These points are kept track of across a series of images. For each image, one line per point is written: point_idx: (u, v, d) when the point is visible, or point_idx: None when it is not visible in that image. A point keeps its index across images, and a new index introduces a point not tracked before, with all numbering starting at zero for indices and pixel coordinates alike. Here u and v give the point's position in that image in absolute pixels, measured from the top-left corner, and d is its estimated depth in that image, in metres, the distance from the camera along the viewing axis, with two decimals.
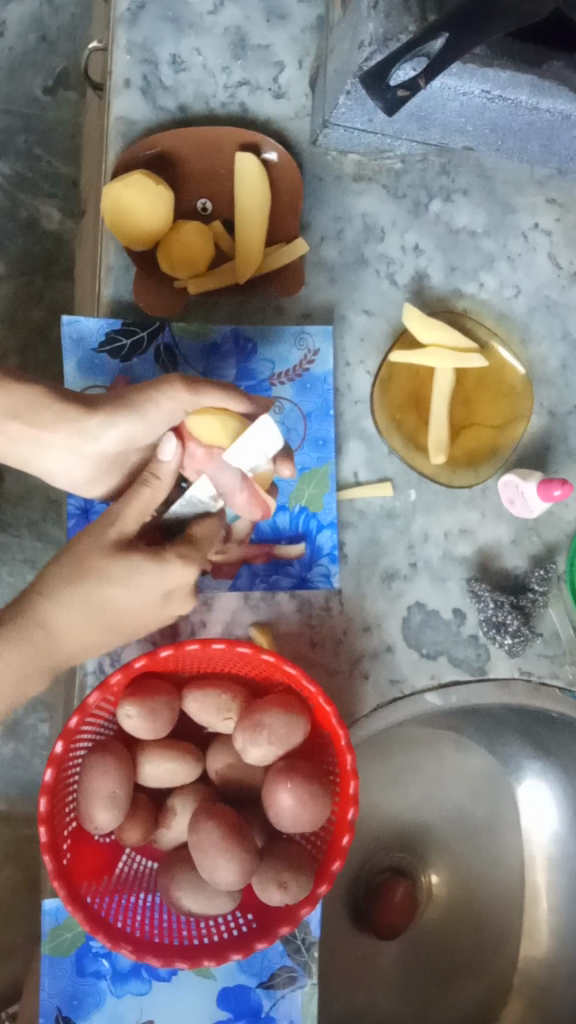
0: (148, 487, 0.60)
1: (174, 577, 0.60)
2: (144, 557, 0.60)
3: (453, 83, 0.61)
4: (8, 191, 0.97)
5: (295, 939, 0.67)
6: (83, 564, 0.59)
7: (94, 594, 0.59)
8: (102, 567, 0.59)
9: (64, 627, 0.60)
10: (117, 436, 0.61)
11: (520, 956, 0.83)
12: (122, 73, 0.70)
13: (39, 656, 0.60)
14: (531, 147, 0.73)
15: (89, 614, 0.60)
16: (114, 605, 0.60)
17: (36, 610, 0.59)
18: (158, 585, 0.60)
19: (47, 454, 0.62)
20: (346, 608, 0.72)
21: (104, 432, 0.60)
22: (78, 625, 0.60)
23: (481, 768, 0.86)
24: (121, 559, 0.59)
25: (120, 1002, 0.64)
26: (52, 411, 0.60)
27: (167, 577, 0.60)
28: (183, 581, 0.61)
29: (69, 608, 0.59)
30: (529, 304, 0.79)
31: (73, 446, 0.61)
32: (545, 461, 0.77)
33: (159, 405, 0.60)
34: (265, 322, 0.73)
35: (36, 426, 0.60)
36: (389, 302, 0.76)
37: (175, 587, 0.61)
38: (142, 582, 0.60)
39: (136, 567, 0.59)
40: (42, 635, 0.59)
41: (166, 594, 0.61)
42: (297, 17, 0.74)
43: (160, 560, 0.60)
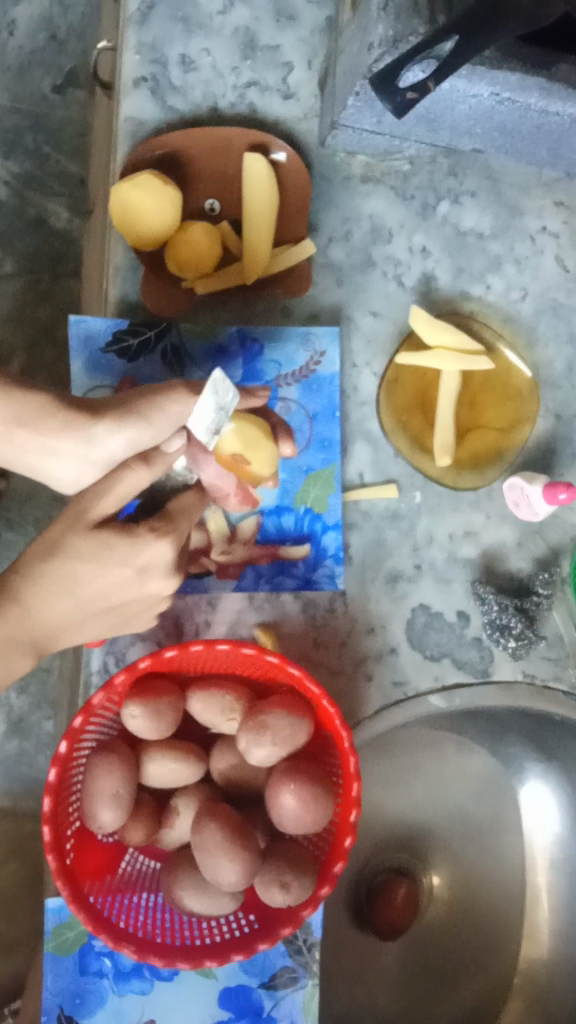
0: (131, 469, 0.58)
1: (145, 551, 0.58)
2: (116, 533, 0.58)
3: (463, 85, 0.61)
4: (16, 189, 0.97)
5: (296, 939, 0.68)
6: (56, 545, 0.58)
7: (68, 571, 0.58)
8: (74, 546, 0.58)
9: (40, 604, 0.58)
10: (124, 444, 0.60)
11: (521, 957, 0.83)
12: (132, 73, 0.70)
13: (13, 632, 0.58)
14: (539, 149, 0.73)
15: (64, 590, 0.58)
16: (89, 581, 0.58)
17: (11, 586, 0.58)
18: (131, 561, 0.58)
19: (55, 462, 0.61)
20: (350, 609, 0.72)
21: (111, 438, 0.60)
22: (53, 601, 0.59)
23: (483, 769, 0.86)
24: (94, 538, 0.58)
25: (122, 1001, 0.65)
26: (58, 415, 0.59)
27: (140, 553, 0.58)
28: (158, 557, 0.59)
29: (45, 585, 0.58)
30: (536, 306, 0.78)
31: (81, 452, 0.60)
32: (551, 464, 0.77)
33: (165, 409, 0.60)
34: (271, 323, 0.73)
35: (41, 431, 0.59)
36: (396, 304, 0.76)
37: (151, 563, 0.59)
38: (115, 561, 0.58)
39: (108, 544, 0.58)
40: (16, 611, 0.58)
41: (141, 571, 0.59)
42: (306, 18, 0.74)
43: (131, 535, 0.58)
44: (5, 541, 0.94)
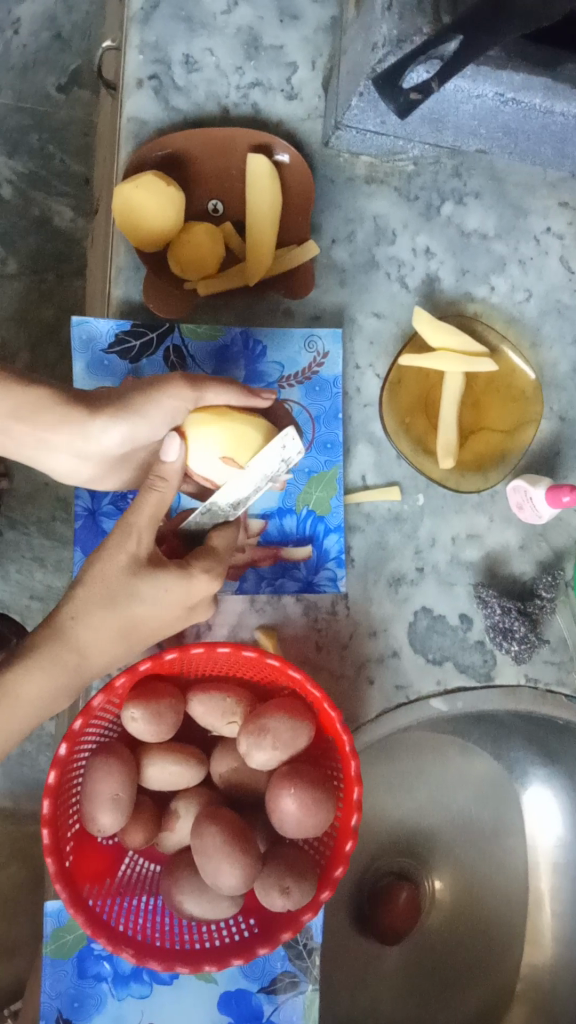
0: (155, 488, 0.58)
1: (196, 589, 0.60)
2: (171, 572, 0.59)
3: (466, 86, 0.60)
4: (20, 188, 0.97)
5: (297, 944, 0.67)
6: (111, 587, 0.58)
7: (123, 612, 0.58)
8: (133, 589, 0.58)
9: (93, 647, 0.59)
10: (120, 436, 0.60)
11: (524, 961, 0.83)
12: (135, 73, 0.70)
13: (68, 676, 0.58)
14: (544, 149, 0.72)
15: (117, 630, 0.59)
16: (141, 620, 0.59)
17: (66, 630, 0.58)
18: (183, 599, 0.60)
19: (52, 453, 0.61)
20: (352, 612, 0.72)
21: (107, 432, 0.60)
22: (108, 642, 0.59)
23: (486, 773, 0.86)
24: (147, 576, 0.58)
25: (121, 1004, 0.64)
26: (55, 414, 0.58)
27: (191, 590, 0.60)
28: (205, 594, 0.61)
29: (100, 627, 0.58)
30: (540, 307, 0.78)
31: (76, 445, 0.60)
32: (554, 465, 0.76)
33: (160, 404, 0.59)
34: (274, 324, 0.73)
35: (38, 426, 0.58)
36: (400, 305, 0.75)
37: (199, 599, 0.61)
38: (170, 598, 0.59)
39: (163, 583, 0.58)
40: (73, 655, 0.58)
41: (190, 606, 0.61)
42: (310, 18, 0.73)
43: (186, 574, 0.59)
44: (7, 541, 0.94)
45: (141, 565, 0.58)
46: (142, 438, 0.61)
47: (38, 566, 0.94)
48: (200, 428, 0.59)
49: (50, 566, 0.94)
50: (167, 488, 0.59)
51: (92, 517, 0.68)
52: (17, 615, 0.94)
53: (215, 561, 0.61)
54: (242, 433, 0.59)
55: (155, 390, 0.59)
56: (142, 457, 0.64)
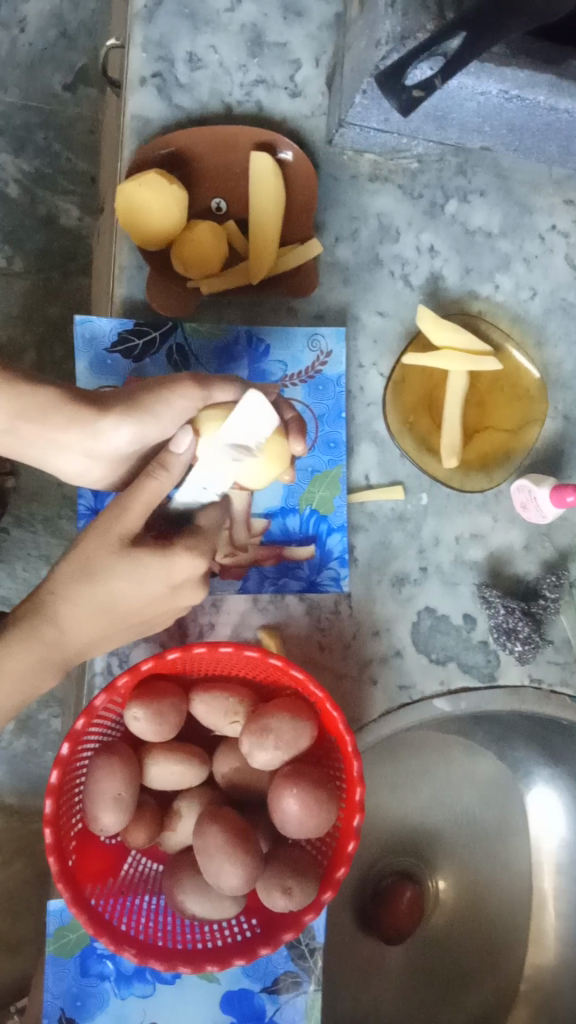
0: (158, 480, 0.57)
1: (178, 569, 0.59)
2: (153, 554, 0.58)
3: (470, 83, 0.60)
4: (26, 187, 0.97)
5: (299, 944, 0.67)
6: (90, 567, 0.58)
7: (102, 592, 0.58)
8: (110, 568, 0.58)
9: (73, 624, 0.59)
10: (129, 436, 0.60)
11: (528, 961, 0.82)
12: (138, 71, 0.70)
13: (49, 652, 0.59)
14: (549, 147, 0.72)
15: (97, 609, 0.59)
16: (122, 600, 0.59)
17: (45, 605, 0.59)
18: (164, 579, 0.59)
19: (58, 453, 0.61)
20: (355, 612, 0.71)
21: (116, 432, 0.60)
22: (87, 620, 0.59)
23: (489, 773, 0.86)
24: (128, 556, 0.58)
25: (124, 1003, 0.64)
26: (63, 413, 0.58)
27: (173, 569, 0.59)
28: (190, 574, 0.60)
29: (80, 606, 0.59)
30: (545, 306, 0.77)
31: (87, 446, 0.60)
32: (559, 465, 0.76)
33: (171, 404, 0.59)
34: (277, 323, 0.73)
35: (48, 427, 0.59)
36: (404, 303, 0.75)
37: (184, 580, 0.60)
38: (149, 578, 0.59)
39: (142, 561, 0.58)
40: (52, 632, 0.59)
41: (174, 587, 0.60)
42: (314, 15, 0.73)
43: (167, 556, 0.59)
44: (13, 539, 0.94)
45: (124, 547, 0.58)
46: (151, 438, 0.61)
47: (44, 564, 0.94)
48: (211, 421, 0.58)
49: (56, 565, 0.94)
50: (166, 479, 0.57)
51: (95, 516, 0.68)
52: None
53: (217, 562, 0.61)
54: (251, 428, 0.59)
55: (163, 388, 0.59)
56: (148, 457, 0.64)
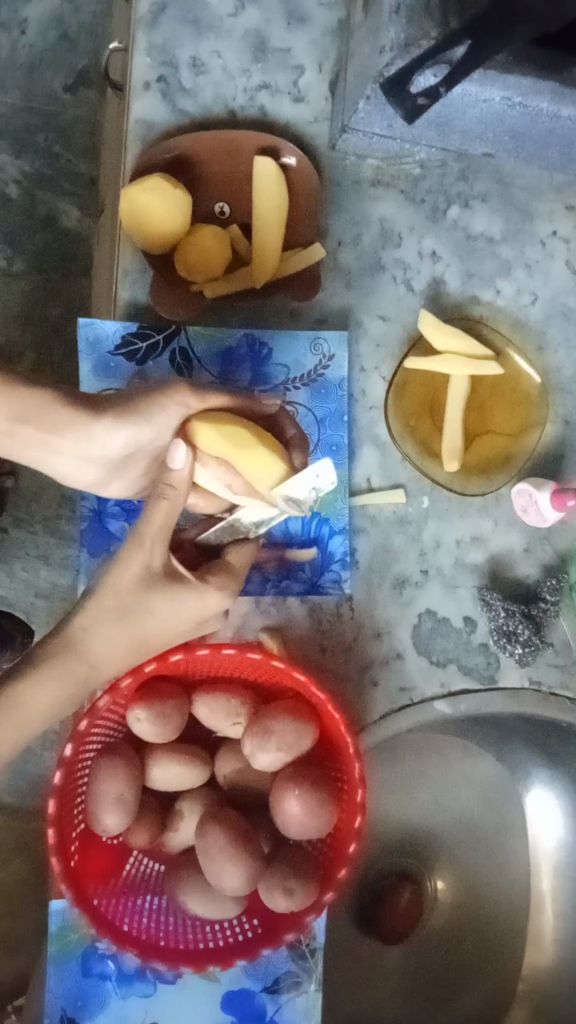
0: (166, 496, 0.58)
1: (206, 604, 0.60)
2: (184, 585, 0.60)
3: (474, 90, 0.61)
4: (27, 189, 0.97)
5: (300, 945, 0.67)
6: (125, 601, 0.59)
7: (135, 627, 0.59)
8: (145, 603, 0.59)
9: (104, 658, 0.60)
10: (125, 439, 0.60)
11: (526, 963, 0.83)
12: (142, 75, 0.70)
13: (76, 685, 0.60)
14: (551, 153, 0.72)
15: (127, 644, 0.60)
16: (153, 634, 0.60)
17: (76, 642, 0.59)
18: (195, 615, 0.60)
19: (59, 457, 0.61)
20: (356, 614, 0.72)
21: (112, 435, 0.59)
22: (117, 654, 0.60)
23: (491, 777, 0.85)
24: (160, 590, 0.59)
25: (125, 1003, 0.65)
26: (61, 415, 0.57)
27: (202, 606, 0.60)
28: (219, 610, 0.61)
29: (108, 640, 0.60)
30: (546, 311, 0.78)
31: (80, 448, 0.60)
32: (559, 469, 0.76)
33: (164, 409, 0.60)
34: (280, 327, 0.73)
35: (43, 429, 0.58)
36: (406, 308, 0.76)
37: (210, 615, 0.61)
38: (181, 612, 0.60)
39: (176, 595, 0.59)
40: (83, 666, 0.60)
41: (201, 621, 0.61)
42: (317, 21, 0.74)
43: (197, 588, 0.60)
44: (12, 540, 0.94)
45: (154, 576, 0.59)
46: (146, 440, 0.61)
47: (43, 566, 0.94)
48: (204, 429, 0.59)
49: (54, 565, 0.95)
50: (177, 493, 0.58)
51: (97, 517, 0.69)
52: (23, 613, 0.94)
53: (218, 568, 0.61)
54: (242, 439, 0.59)
55: (167, 398, 0.60)
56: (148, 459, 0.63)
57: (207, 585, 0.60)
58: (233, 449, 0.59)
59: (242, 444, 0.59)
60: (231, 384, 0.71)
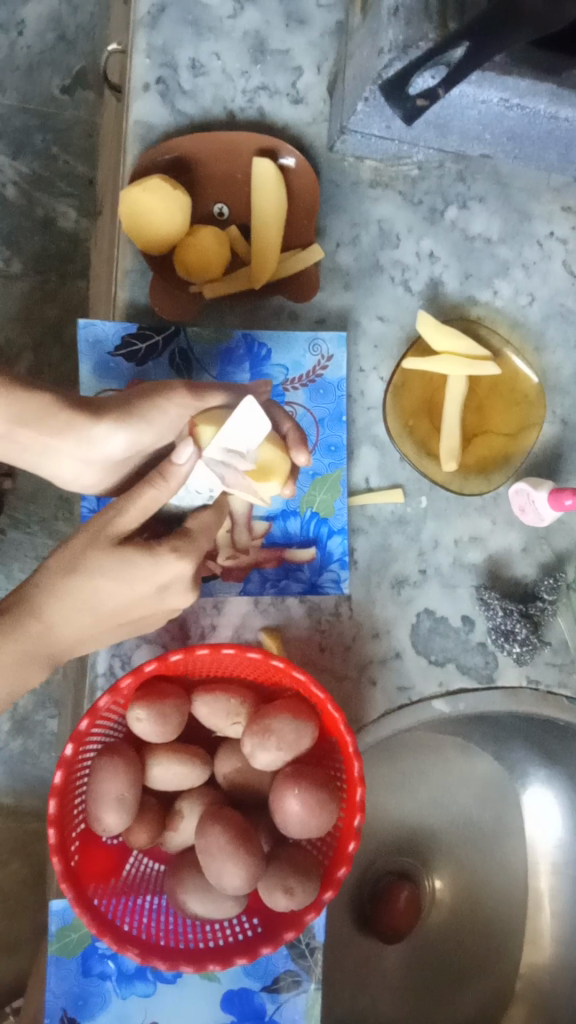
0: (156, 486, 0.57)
1: (165, 571, 0.58)
2: (136, 553, 0.57)
3: (472, 91, 0.61)
4: (25, 189, 0.97)
5: (299, 944, 0.68)
6: (77, 562, 0.58)
7: (87, 589, 0.58)
8: (95, 564, 0.57)
9: (60, 620, 0.59)
10: (125, 442, 0.60)
11: (523, 962, 0.83)
12: (141, 76, 0.70)
13: (33, 646, 0.59)
14: (548, 154, 0.72)
15: (81, 605, 0.58)
16: (106, 598, 0.58)
17: (30, 601, 0.58)
18: (152, 581, 0.58)
19: (57, 459, 0.61)
20: (355, 614, 0.72)
21: (111, 437, 0.59)
22: (72, 617, 0.59)
23: (486, 774, 0.86)
24: (116, 554, 0.57)
25: (125, 1003, 0.65)
26: (60, 420, 0.58)
27: (158, 571, 0.58)
28: (178, 577, 0.59)
29: (64, 605, 0.58)
30: (543, 311, 0.78)
31: (80, 451, 0.60)
32: (557, 469, 0.77)
33: (164, 410, 0.60)
34: (279, 328, 0.73)
35: (42, 433, 0.58)
36: (404, 309, 0.76)
37: (172, 584, 0.59)
38: (134, 576, 0.57)
39: (129, 560, 0.57)
40: (38, 627, 0.58)
41: (161, 588, 0.59)
42: (316, 22, 0.74)
43: (155, 555, 0.57)
44: (11, 541, 0.94)
45: (107, 541, 0.58)
46: (147, 443, 0.61)
47: (41, 566, 0.95)
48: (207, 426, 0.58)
49: None
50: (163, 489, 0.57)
51: None
52: None
53: None
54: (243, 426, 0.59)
55: (162, 399, 0.59)
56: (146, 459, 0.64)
57: (160, 552, 0.57)
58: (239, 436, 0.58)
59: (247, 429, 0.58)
60: None
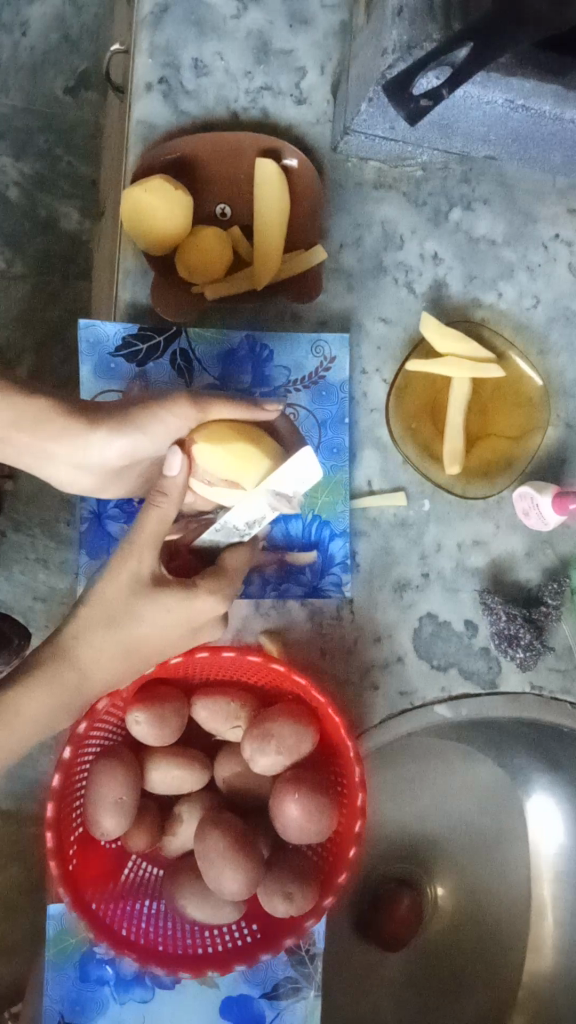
0: (156, 506, 0.56)
1: (201, 610, 0.58)
2: (171, 589, 0.58)
3: (477, 92, 0.60)
4: (28, 190, 0.97)
5: (299, 950, 0.67)
6: (115, 613, 0.57)
7: (126, 637, 0.58)
8: (135, 610, 0.57)
9: (95, 667, 0.59)
10: (121, 449, 0.59)
11: (526, 971, 0.82)
12: (144, 76, 0.70)
13: (68, 695, 0.59)
14: (553, 156, 0.72)
15: (118, 653, 0.59)
16: (144, 646, 0.59)
17: (67, 649, 0.58)
18: (186, 620, 0.58)
19: (56, 460, 0.60)
20: (357, 617, 0.72)
21: (109, 443, 0.59)
22: (109, 664, 0.59)
23: (491, 782, 0.85)
24: (151, 595, 0.57)
25: (123, 1009, 0.64)
26: (55, 426, 0.57)
27: (195, 609, 0.58)
28: (212, 614, 0.59)
29: (98, 649, 0.58)
30: (548, 314, 0.78)
31: (77, 453, 0.59)
32: (561, 473, 0.76)
33: (165, 421, 0.58)
34: (281, 329, 0.73)
35: (39, 439, 0.57)
36: (407, 310, 0.75)
37: (204, 620, 0.59)
38: (173, 618, 0.58)
39: (167, 601, 0.58)
40: (72, 674, 0.58)
41: (197, 628, 0.59)
42: (320, 22, 0.73)
43: (189, 593, 0.58)
44: (11, 542, 0.94)
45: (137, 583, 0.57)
46: (143, 453, 0.60)
47: (42, 568, 0.94)
48: (207, 446, 0.57)
49: (53, 567, 0.94)
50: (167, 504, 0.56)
51: (97, 519, 0.69)
52: (21, 615, 0.94)
53: (220, 574, 0.61)
54: (245, 452, 0.56)
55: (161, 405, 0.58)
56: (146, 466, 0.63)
57: (192, 585, 0.58)
58: (237, 462, 0.56)
59: (245, 457, 0.56)
60: (232, 385, 0.71)
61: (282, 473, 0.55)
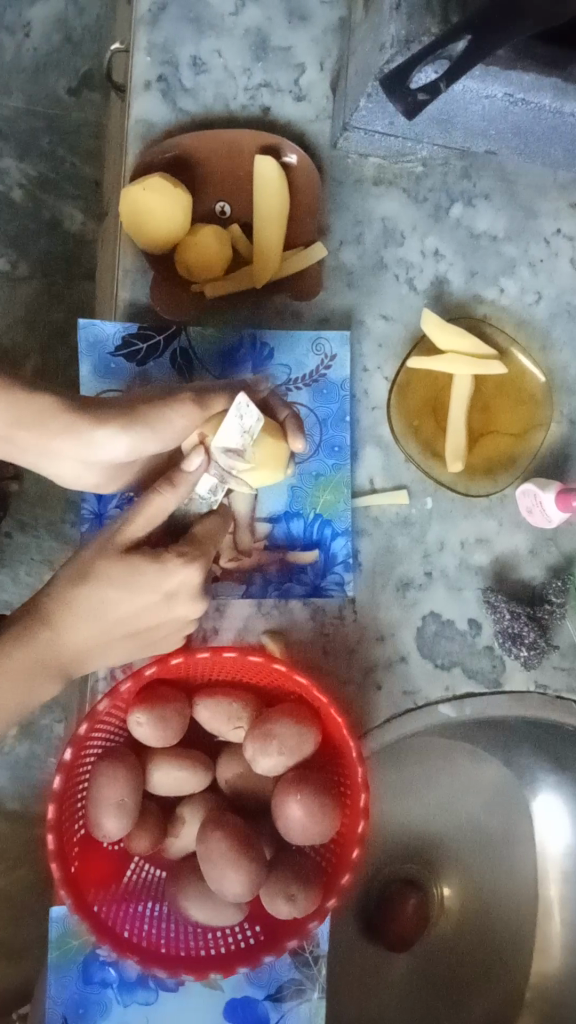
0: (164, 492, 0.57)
1: (173, 578, 0.58)
2: (145, 560, 0.58)
3: (475, 86, 0.60)
4: (31, 191, 0.97)
5: (303, 951, 0.66)
6: (87, 573, 0.58)
7: (96, 595, 0.58)
8: (103, 572, 0.58)
9: (69, 628, 0.59)
10: (127, 446, 0.58)
11: (533, 970, 0.81)
12: (142, 74, 0.70)
13: (42, 654, 0.59)
14: (554, 149, 0.71)
15: (91, 613, 0.59)
16: (115, 606, 0.59)
17: (42, 608, 0.59)
18: (159, 586, 0.58)
19: (56, 458, 0.59)
20: (359, 616, 0.71)
21: (114, 441, 0.57)
22: (81, 623, 0.59)
23: (496, 782, 0.84)
24: (124, 561, 0.58)
25: (126, 1011, 0.64)
26: (61, 422, 0.57)
27: (167, 577, 0.58)
28: (186, 581, 0.59)
29: (76, 612, 0.59)
30: (551, 310, 0.77)
31: (80, 451, 0.58)
32: (565, 470, 0.76)
33: (173, 421, 0.58)
34: (282, 326, 0.73)
35: (43, 439, 0.57)
36: (408, 307, 0.75)
37: (179, 588, 0.59)
38: (142, 585, 0.58)
39: (137, 571, 0.58)
40: (47, 635, 0.59)
41: (169, 594, 0.59)
42: (318, 18, 0.73)
43: (161, 561, 0.58)
44: (17, 544, 0.94)
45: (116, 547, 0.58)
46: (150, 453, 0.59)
47: (47, 569, 0.94)
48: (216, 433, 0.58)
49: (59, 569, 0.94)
50: (171, 495, 0.57)
51: (98, 518, 0.68)
52: None
53: None
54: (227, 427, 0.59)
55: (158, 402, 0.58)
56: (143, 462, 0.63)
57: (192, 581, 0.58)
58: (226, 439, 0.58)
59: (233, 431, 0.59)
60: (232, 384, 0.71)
61: (228, 421, 0.57)
